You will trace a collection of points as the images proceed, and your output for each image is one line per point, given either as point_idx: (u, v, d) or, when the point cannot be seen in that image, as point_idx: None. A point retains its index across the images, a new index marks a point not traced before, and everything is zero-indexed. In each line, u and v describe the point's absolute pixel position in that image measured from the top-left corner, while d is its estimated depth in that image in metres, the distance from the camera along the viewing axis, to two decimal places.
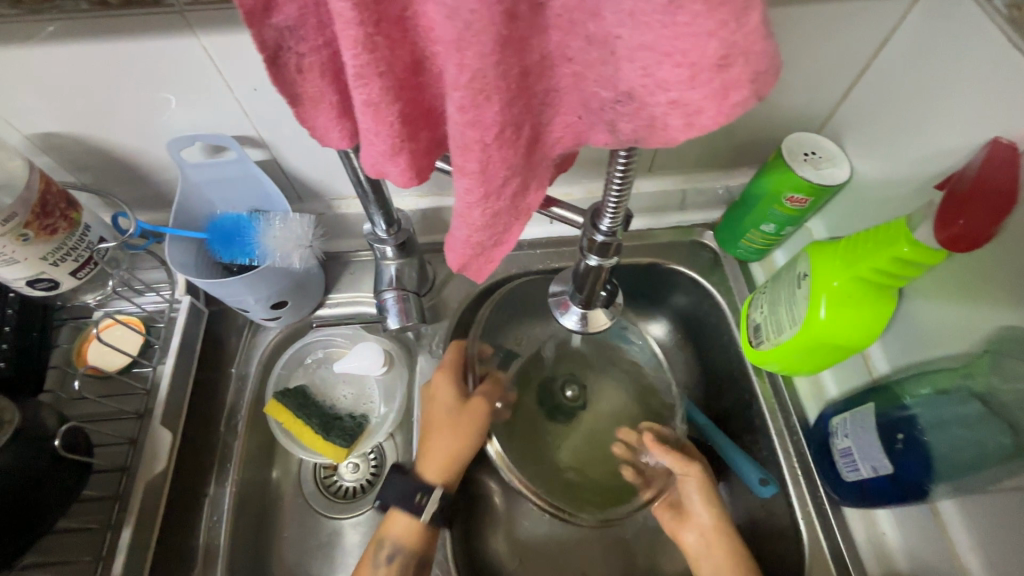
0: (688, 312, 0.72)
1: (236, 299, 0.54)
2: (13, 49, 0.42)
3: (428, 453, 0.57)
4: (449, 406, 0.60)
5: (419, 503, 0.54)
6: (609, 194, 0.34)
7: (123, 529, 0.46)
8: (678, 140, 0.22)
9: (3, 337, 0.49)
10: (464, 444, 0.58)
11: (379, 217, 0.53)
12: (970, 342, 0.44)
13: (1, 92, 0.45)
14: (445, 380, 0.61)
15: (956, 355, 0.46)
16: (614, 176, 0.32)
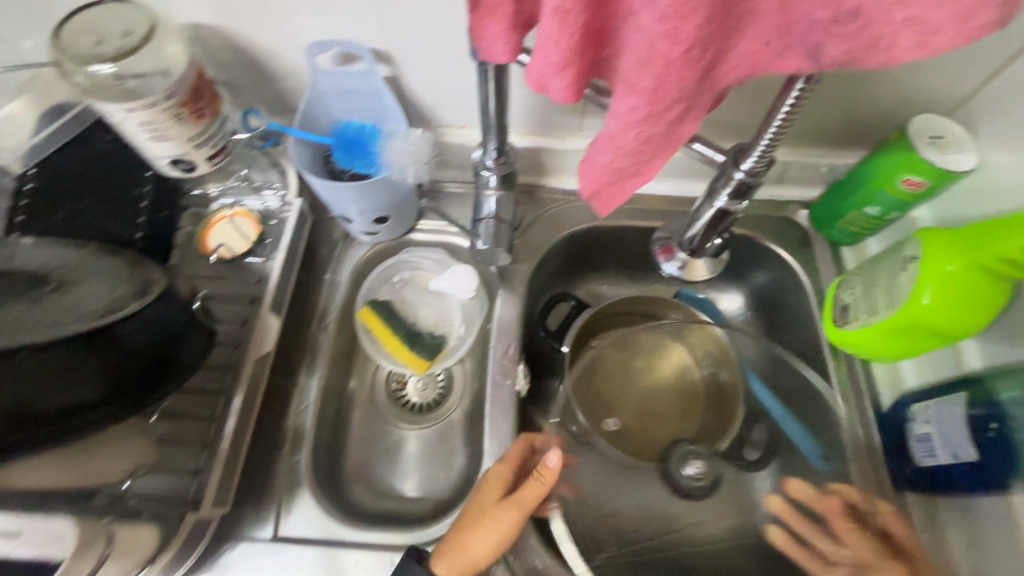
0: (766, 289, 0.72)
1: (344, 206, 0.57)
2: None
3: (448, 548, 0.50)
4: (496, 501, 0.53)
5: None
6: (762, 135, 0.36)
7: (234, 395, 0.50)
8: (898, 60, 0.25)
9: (141, 211, 0.55)
10: (486, 548, 0.50)
11: (492, 144, 0.55)
12: None
13: None
14: (495, 475, 0.54)
15: None
16: (778, 115, 0.34)
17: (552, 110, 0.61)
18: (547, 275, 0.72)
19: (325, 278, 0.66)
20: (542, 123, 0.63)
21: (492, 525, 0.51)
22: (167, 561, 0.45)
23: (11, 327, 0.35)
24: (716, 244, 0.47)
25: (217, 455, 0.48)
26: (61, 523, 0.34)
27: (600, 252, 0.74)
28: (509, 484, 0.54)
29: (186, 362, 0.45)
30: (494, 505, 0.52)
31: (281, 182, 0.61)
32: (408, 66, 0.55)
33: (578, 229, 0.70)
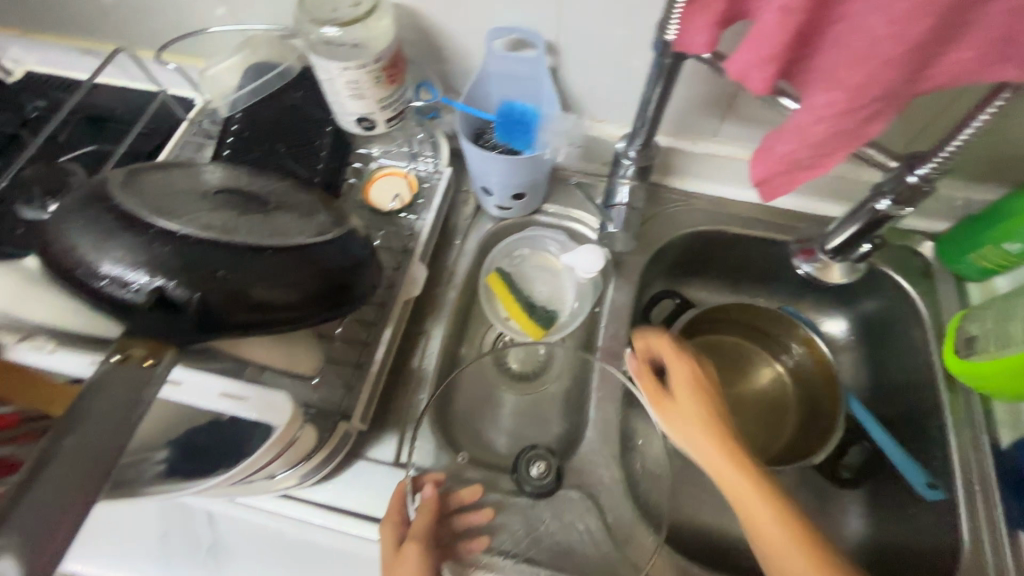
0: (877, 316, 0.72)
1: (494, 176, 0.63)
2: None
3: None
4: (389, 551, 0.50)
5: None
6: (947, 143, 0.38)
7: (384, 329, 0.57)
8: None
9: (321, 159, 0.62)
10: None
11: (640, 137, 0.59)
12: None
13: None
14: (387, 523, 0.52)
15: None
16: (969, 124, 0.36)
17: (695, 114, 0.65)
18: (656, 271, 0.75)
19: (455, 244, 0.72)
20: (680, 124, 0.67)
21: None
22: (318, 458, 0.51)
23: (253, 231, 0.41)
24: (860, 251, 0.48)
25: (364, 377, 0.54)
26: (273, 397, 0.40)
27: (709, 256, 0.76)
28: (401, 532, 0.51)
29: (368, 292, 0.51)
30: (391, 557, 0.50)
31: (434, 152, 0.68)
32: (573, 58, 0.60)
33: (695, 231, 0.72)
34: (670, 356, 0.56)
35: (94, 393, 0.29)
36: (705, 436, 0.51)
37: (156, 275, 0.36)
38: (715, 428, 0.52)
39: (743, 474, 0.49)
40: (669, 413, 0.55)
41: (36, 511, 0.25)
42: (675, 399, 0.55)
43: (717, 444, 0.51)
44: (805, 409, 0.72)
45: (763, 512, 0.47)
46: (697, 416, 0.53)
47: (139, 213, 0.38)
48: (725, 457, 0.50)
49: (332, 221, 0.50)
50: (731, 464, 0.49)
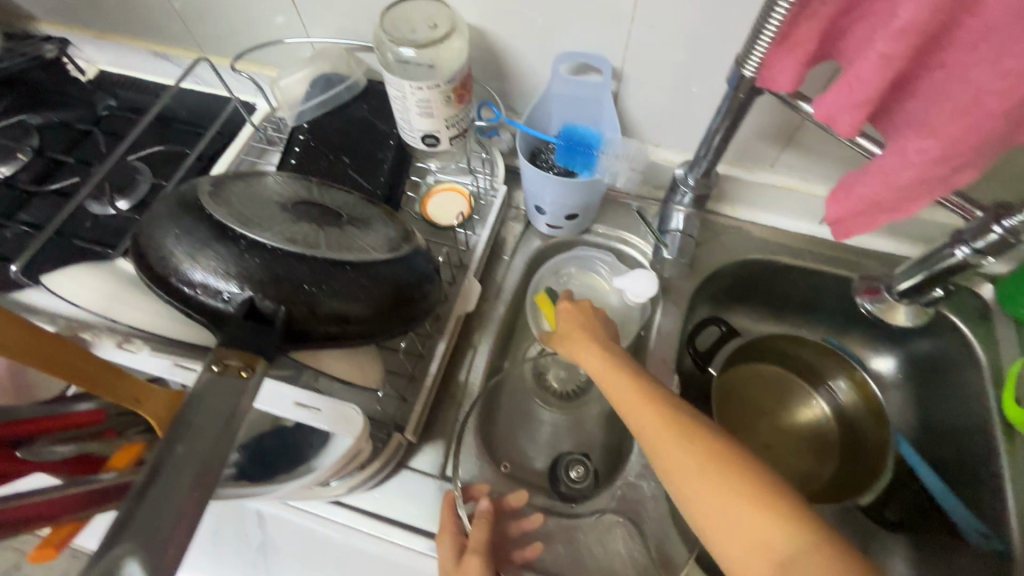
0: (929, 356, 0.71)
1: (551, 197, 0.64)
2: None
3: None
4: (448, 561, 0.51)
5: None
6: None
7: (439, 343, 0.57)
8: None
9: (383, 172, 0.64)
10: None
11: (702, 165, 0.59)
12: None
13: None
14: (444, 536, 0.52)
15: None
16: None
17: (755, 144, 0.65)
18: (702, 297, 0.75)
19: (504, 260, 0.73)
20: (738, 153, 0.67)
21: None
22: (372, 467, 0.51)
23: (331, 245, 0.43)
24: (931, 296, 0.48)
25: (418, 390, 0.55)
26: (348, 410, 0.41)
27: (756, 285, 0.76)
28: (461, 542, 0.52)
29: (430, 308, 0.51)
30: (453, 568, 0.50)
31: (489, 169, 0.68)
32: (637, 84, 0.61)
33: (745, 259, 0.72)
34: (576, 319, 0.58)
35: (195, 405, 0.30)
36: (613, 378, 0.50)
37: (246, 287, 0.37)
38: (623, 367, 0.51)
39: (644, 403, 0.46)
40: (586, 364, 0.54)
41: (152, 516, 0.25)
42: (571, 343, 0.56)
43: (623, 381, 0.49)
44: (849, 447, 0.70)
45: (685, 449, 0.42)
46: (595, 363, 0.53)
47: (229, 223, 0.39)
48: (636, 397, 0.47)
49: (400, 235, 0.52)
50: (646, 403, 0.46)
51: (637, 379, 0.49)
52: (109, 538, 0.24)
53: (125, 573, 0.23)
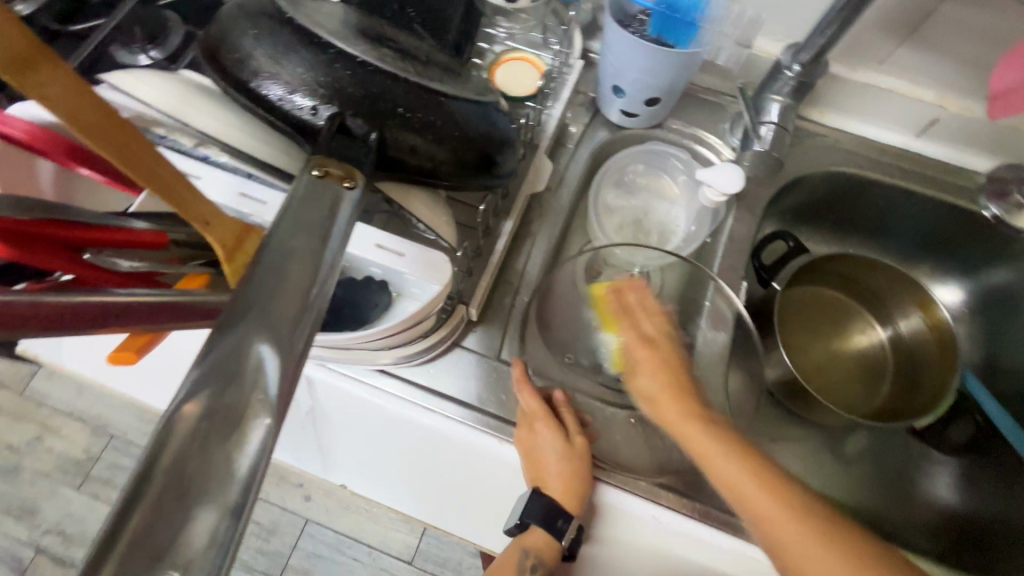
0: (1003, 290, 0.67)
1: (635, 73, 0.58)
2: None
3: (561, 492, 0.50)
4: (559, 451, 0.51)
5: (561, 529, 0.49)
6: None
7: (506, 220, 0.53)
8: None
9: (453, 29, 0.57)
10: (586, 483, 0.51)
11: (815, 46, 0.53)
12: None
13: None
14: (541, 425, 0.52)
15: None
16: None
17: (868, 33, 0.58)
18: (773, 210, 0.70)
19: (569, 150, 0.67)
20: (847, 44, 0.60)
21: (574, 476, 0.51)
22: (435, 337, 0.50)
23: (421, 73, 0.37)
24: None
25: (484, 267, 0.52)
26: (435, 256, 0.37)
27: (830, 204, 0.71)
28: (564, 430, 0.53)
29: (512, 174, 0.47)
30: (560, 457, 0.51)
31: (565, 41, 0.62)
32: None
33: (829, 171, 0.66)
34: (627, 323, 0.55)
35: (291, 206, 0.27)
36: (652, 389, 0.50)
37: (334, 103, 0.33)
38: (665, 377, 0.50)
39: (688, 419, 0.47)
40: (630, 373, 0.53)
41: (268, 297, 0.22)
42: (639, 378, 0.51)
43: (667, 395, 0.49)
44: (903, 375, 0.69)
45: (728, 466, 0.43)
46: (658, 399, 0.49)
47: (314, 29, 0.34)
48: (711, 440, 0.45)
49: (482, 86, 0.46)
50: (686, 416, 0.47)
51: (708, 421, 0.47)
52: (224, 325, 0.21)
53: (257, 353, 0.20)
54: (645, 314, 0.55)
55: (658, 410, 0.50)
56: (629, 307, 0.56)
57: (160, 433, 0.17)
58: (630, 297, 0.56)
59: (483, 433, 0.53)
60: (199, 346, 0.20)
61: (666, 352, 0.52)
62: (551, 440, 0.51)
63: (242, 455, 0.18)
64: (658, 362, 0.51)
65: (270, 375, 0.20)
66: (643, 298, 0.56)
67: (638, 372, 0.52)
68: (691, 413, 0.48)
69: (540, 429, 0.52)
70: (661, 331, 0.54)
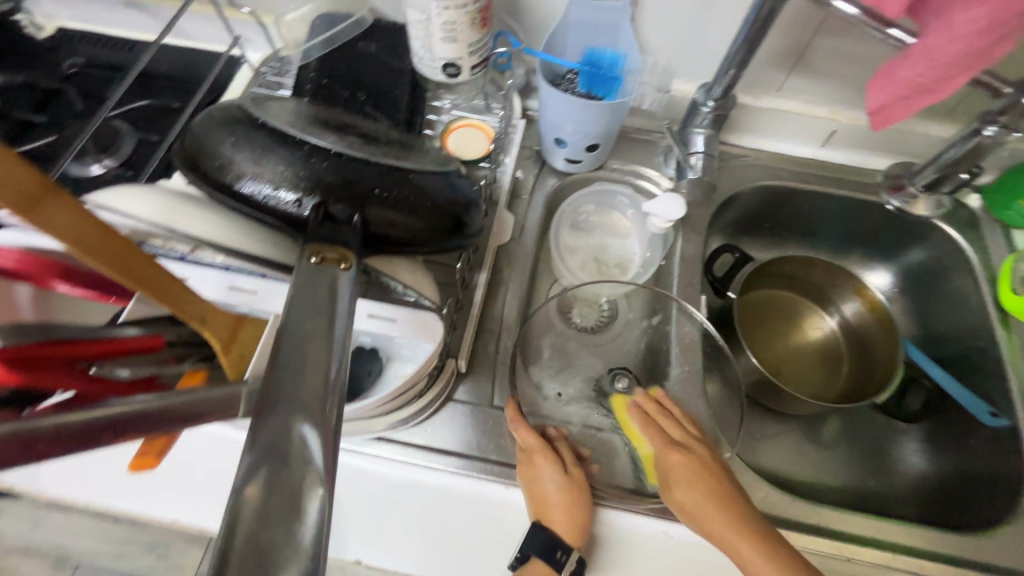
0: (923, 267, 0.76)
1: (573, 125, 0.64)
2: None
3: (556, 517, 0.50)
4: (559, 481, 0.52)
5: (560, 561, 0.48)
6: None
7: (479, 273, 0.57)
8: None
9: (403, 107, 0.62)
10: (588, 509, 0.52)
11: (722, 85, 0.60)
12: None
13: None
14: (540, 458, 0.54)
15: None
16: None
17: (765, 69, 0.67)
18: (715, 228, 0.77)
19: (524, 199, 0.72)
20: (749, 78, 0.68)
21: (577, 506, 0.52)
22: (430, 394, 0.52)
23: (390, 155, 0.41)
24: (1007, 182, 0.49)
25: (466, 320, 0.55)
26: (425, 316, 0.40)
27: (762, 214, 0.78)
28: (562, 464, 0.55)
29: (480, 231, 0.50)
30: (559, 489, 0.52)
31: (507, 104, 0.68)
32: (654, 8, 0.62)
33: (756, 186, 0.74)
34: (656, 437, 0.57)
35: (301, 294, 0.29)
36: (688, 497, 0.51)
37: (315, 192, 0.36)
38: (704, 487, 0.52)
39: (733, 528, 0.49)
40: (665, 487, 0.53)
41: (293, 380, 0.24)
42: (678, 493, 0.52)
43: (704, 502, 0.51)
44: (859, 358, 0.75)
45: (764, 566, 0.47)
46: (709, 515, 0.50)
47: (287, 129, 0.37)
48: (758, 550, 0.48)
49: (443, 158, 0.51)
50: (728, 527, 0.49)
51: (758, 531, 0.49)
52: (259, 412, 0.23)
53: (300, 436, 0.22)
54: (666, 420, 0.59)
55: (702, 522, 0.50)
56: (653, 419, 0.59)
57: (231, 518, 0.20)
58: (671, 415, 0.60)
59: (488, 480, 0.55)
60: (244, 437, 0.22)
61: (694, 452, 0.56)
62: (550, 473, 0.53)
63: (305, 525, 0.20)
64: (700, 469, 0.54)
65: (314, 450, 0.22)
66: (658, 409, 0.60)
67: (676, 484, 0.53)
68: (735, 517, 0.50)
69: (540, 467, 0.54)
70: (688, 438, 0.58)
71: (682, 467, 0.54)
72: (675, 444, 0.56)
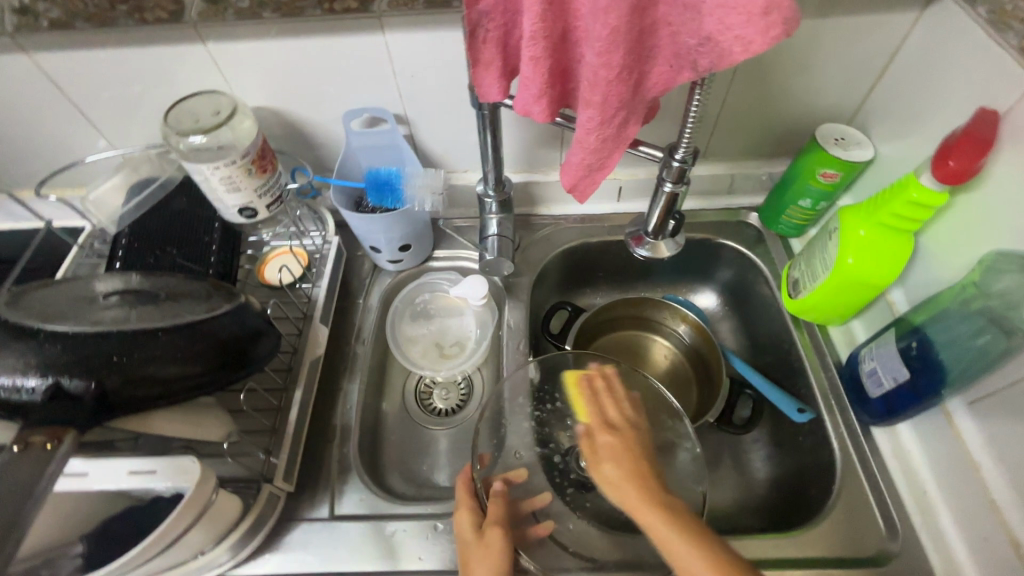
0: (734, 284, 0.84)
1: (376, 234, 0.70)
2: (255, 45, 0.60)
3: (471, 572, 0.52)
4: (473, 534, 0.55)
5: None
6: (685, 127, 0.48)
7: (295, 390, 0.60)
8: None
9: (212, 251, 0.67)
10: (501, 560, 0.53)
11: (491, 176, 0.68)
12: (957, 270, 0.55)
13: (233, 70, 0.62)
14: (463, 510, 0.57)
15: (951, 281, 0.56)
16: (691, 109, 0.46)
17: (537, 150, 0.75)
18: (546, 289, 0.84)
19: (359, 303, 0.78)
20: (530, 160, 0.77)
21: (494, 550, 0.53)
22: (246, 526, 0.52)
23: (145, 319, 0.46)
24: (670, 227, 0.58)
25: (283, 439, 0.58)
26: (185, 461, 0.43)
27: (587, 268, 0.86)
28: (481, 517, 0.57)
29: (269, 356, 0.54)
30: (474, 541, 0.55)
31: (320, 226, 0.74)
32: (421, 123, 0.71)
33: (568, 246, 0.82)
34: (594, 414, 0.63)
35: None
36: (614, 475, 0.56)
37: (47, 374, 0.39)
38: (624, 461, 0.57)
39: (647, 504, 0.52)
40: (591, 460, 0.59)
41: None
42: (591, 449, 0.60)
43: (623, 479, 0.55)
44: (700, 379, 0.80)
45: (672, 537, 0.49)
46: (613, 479, 0.56)
47: (24, 323, 0.41)
48: (660, 518, 0.50)
49: (224, 297, 0.54)
50: (645, 500, 0.53)
51: (667, 507, 0.51)
52: None
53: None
54: (613, 401, 0.64)
55: (620, 494, 0.55)
56: (596, 392, 0.65)
57: None
58: (625, 396, 0.65)
59: None
60: None
61: (610, 414, 0.63)
62: (468, 529, 0.56)
63: None
64: (630, 446, 0.58)
65: None
66: (610, 387, 0.66)
67: (594, 455, 0.59)
68: (650, 490, 0.54)
69: (459, 523, 0.57)
70: (623, 418, 0.62)
71: (603, 437, 0.60)
72: (607, 426, 0.61)
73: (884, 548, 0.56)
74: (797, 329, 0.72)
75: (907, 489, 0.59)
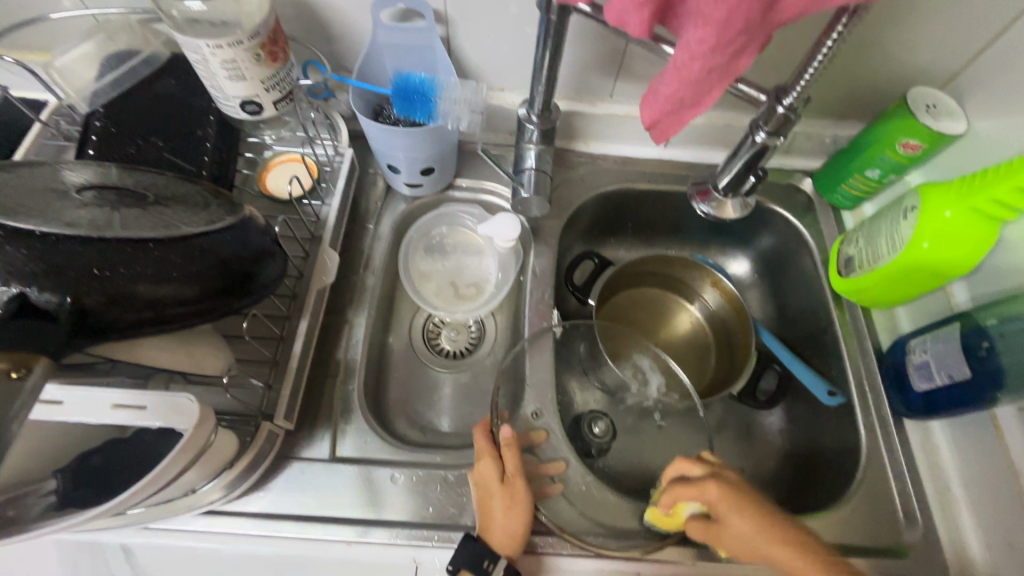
0: (771, 252, 0.79)
1: (398, 153, 0.61)
2: None
3: (495, 519, 0.51)
4: (496, 483, 0.53)
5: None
6: (810, 64, 0.41)
7: (300, 321, 0.54)
8: None
9: (206, 150, 0.57)
10: (524, 518, 0.51)
11: (539, 100, 0.59)
12: None
13: None
14: (485, 458, 0.54)
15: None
16: (827, 39, 0.39)
17: (590, 76, 0.65)
18: (574, 235, 0.77)
19: (369, 228, 0.69)
20: (578, 86, 0.68)
21: (518, 507, 0.52)
22: (244, 464, 0.48)
23: (131, 225, 0.37)
24: (746, 185, 0.53)
25: (286, 373, 0.52)
26: (180, 400, 0.37)
27: (619, 217, 0.79)
28: (502, 468, 0.54)
29: (278, 282, 0.47)
30: (499, 489, 0.52)
31: (331, 134, 0.64)
32: (461, 25, 0.59)
33: (603, 191, 0.74)
34: (686, 489, 0.50)
35: None
36: (744, 535, 0.46)
37: (12, 282, 0.32)
38: (753, 517, 0.46)
39: (799, 558, 0.44)
40: (709, 535, 0.48)
41: None
42: (727, 541, 0.47)
43: (761, 538, 0.46)
44: (723, 348, 0.77)
45: None
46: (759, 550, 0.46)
47: None
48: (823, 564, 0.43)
49: (225, 207, 0.46)
50: (776, 548, 0.45)
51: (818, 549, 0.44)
52: None
53: None
54: (693, 466, 0.52)
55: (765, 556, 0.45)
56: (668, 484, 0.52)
57: None
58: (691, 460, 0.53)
59: (332, 539, 0.52)
60: None
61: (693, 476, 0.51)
62: (490, 476, 0.53)
63: None
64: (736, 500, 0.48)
65: None
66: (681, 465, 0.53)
67: (720, 538, 0.48)
68: (784, 538, 0.45)
69: (479, 470, 0.54)
70: (711, 468, 0.52)
71: (716, 499, 0.48)
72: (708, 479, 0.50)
73: (902, 540, 0.55)
74: (836, 309, 0.68)
75: (930, 482, 0.58)
